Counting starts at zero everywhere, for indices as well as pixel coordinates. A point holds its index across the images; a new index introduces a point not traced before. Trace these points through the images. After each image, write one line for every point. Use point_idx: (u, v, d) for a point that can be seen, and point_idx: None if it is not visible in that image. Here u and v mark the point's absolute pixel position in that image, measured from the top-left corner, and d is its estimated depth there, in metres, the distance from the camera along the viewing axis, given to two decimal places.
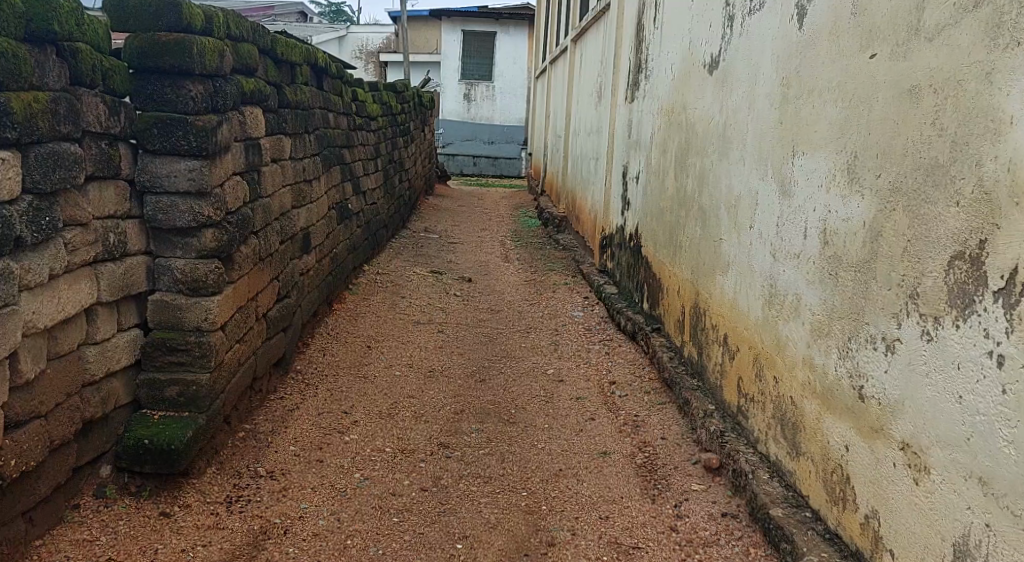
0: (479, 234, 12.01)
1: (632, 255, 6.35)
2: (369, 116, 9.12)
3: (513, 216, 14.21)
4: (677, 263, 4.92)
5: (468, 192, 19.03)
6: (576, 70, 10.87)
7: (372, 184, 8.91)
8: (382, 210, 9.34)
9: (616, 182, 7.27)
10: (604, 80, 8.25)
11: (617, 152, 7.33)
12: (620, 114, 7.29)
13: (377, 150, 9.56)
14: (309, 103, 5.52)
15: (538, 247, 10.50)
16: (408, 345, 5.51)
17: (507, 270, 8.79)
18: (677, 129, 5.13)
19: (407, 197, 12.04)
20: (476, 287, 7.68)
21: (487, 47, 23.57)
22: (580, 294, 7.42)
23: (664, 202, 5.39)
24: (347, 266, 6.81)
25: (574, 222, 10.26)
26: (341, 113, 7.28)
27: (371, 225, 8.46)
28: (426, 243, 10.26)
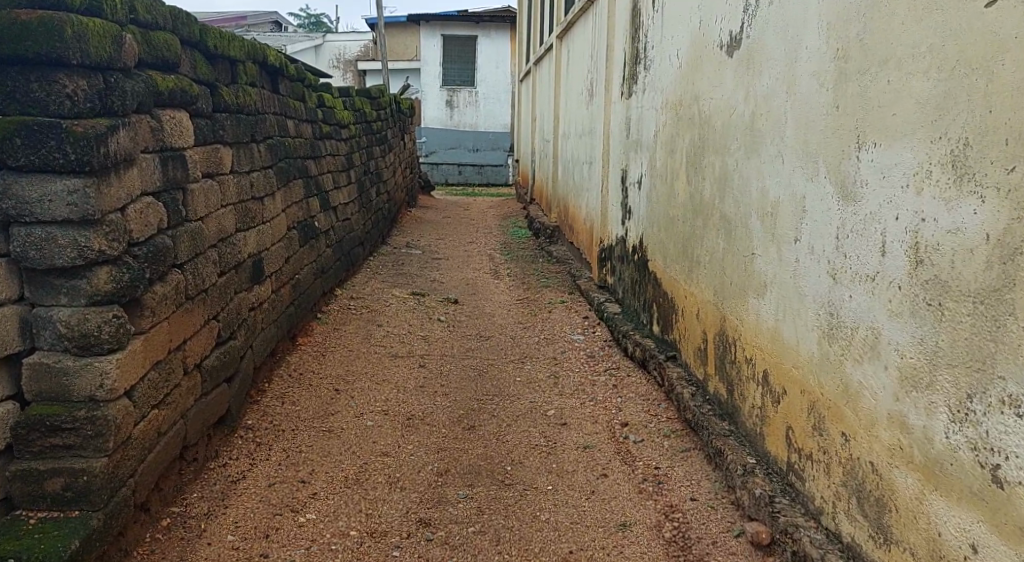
0: (466, 247, 11.27)
1: (637, 271, 5.61)
2: (339, 125, 8.39)
3: (502, 227, 13.48)
4: (696, 282, 4.17)
5: (455, 203, 18.29)
6: (563, 68, 10.14)
7: (346, 200, 8.17)
8: (358, 227, 8.59)
9: (615, 189, 6.53)
10: (596, 77, 7.52)
11: (614, 156, 6.59)
12: (617, 113, 6.55)
13: (350, 162, 8.83)
14: (258, 108, 4.78)
15: (529, 260, 9.77)
16: (384, 387, 4.74)
17: (497, 287, 8.04)
18: (688, 125, 4.40)
19: (387, 211, 11.29)
20: (463, 309, 6.94)
21: (468, 52, 22.92)
22: (578, 314, 6.68)
23: (675, 210, 4.64)
24: (316, 293, 6.06)
25: (568, 231, 9.52)
26: (303, 122, 6.54)
27: (345, 244, 7.71)
28: (409, 260, 9.51)
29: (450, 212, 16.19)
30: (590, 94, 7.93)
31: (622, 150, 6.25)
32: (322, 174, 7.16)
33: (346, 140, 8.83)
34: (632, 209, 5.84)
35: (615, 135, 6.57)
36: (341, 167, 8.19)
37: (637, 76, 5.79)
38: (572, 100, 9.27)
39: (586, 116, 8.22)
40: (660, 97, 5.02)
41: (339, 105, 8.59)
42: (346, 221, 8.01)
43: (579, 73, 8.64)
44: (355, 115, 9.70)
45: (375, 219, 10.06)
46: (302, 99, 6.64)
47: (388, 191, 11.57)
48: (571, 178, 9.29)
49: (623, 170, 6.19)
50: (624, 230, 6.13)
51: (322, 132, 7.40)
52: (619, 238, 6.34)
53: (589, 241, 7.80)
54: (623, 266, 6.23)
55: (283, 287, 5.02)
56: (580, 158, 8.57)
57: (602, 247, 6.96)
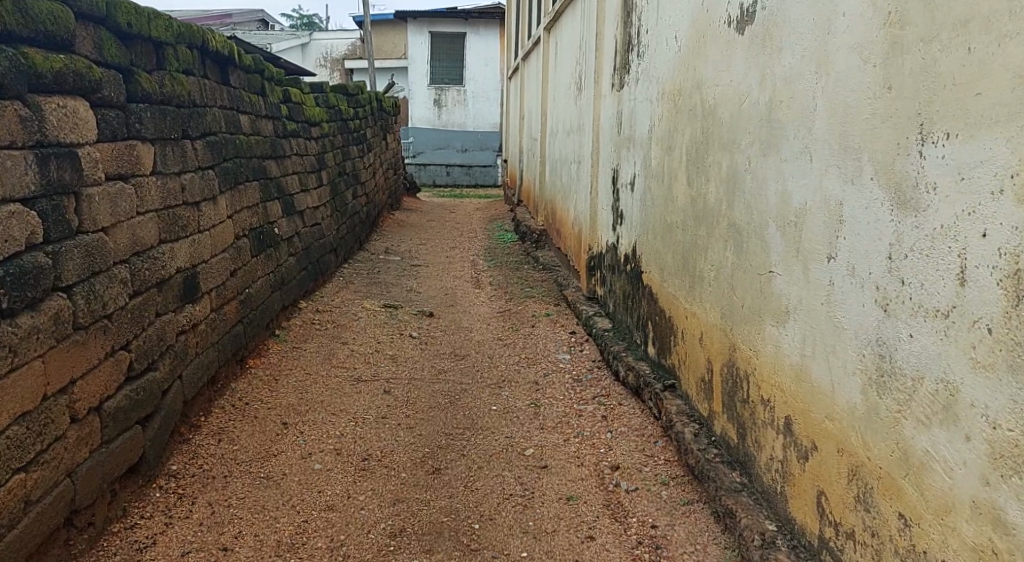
0: (449, 253, 10.66)
1: (630, 283, 5.01)
2: (307, 122, 7.78)
3: (488, 230, 12.89)
4: (698, 300, 3.58)
5: (441, 205, 17.68)
6: (551, 62, 9.54)
7: (314, 202, 7.56)
8: (328, 231, 7.98)
9: (606, 191, 5.94)
10: (585, 69, 6.93)
11: (605, 154, 6.00)
12: (607, 108, 5.96)
13: (320, 162, 8.22)
14: (196, 99, 4.17)
15: (514, 267, 9.19)
16: (340, 418, 4.13)
17: (478, 298, 7.45)
18: (688, 117, 3.81)
19: (365, 214, 10.68)
20: (438, 323, 6.34)
21: (457, 50, 22.33)
22: (565, 329, 6.08)
23: (673, 215, 4.05)
24: (273, 307, 5.46)
25: (555, 237, 8.93)
26: (259, 117, 5.93)
27: (312, 252, 7.10)
28: (385, 268, 8.90)
29: (435, 214, 15.58)
30: (579, 88, 7.32)
31: (613, 148, 5.65)
32: (284, 175, 6.55)
33: (316, 138, 8.21)
34: (625, 213, 5.23)
35: (605, 131, 5.97)
36: (309, 167, 7.58)
37: (630, 65, 5.19)
38: (560, 95, 8.66)
39: (574, 113, 7.62)
40: (656, 87, 4.43)
41: (307, 99, 7.96)
42: (314, 226, 7.40)
43: (568, 66, 8.03)
44: (327, 111, 9.08)
45: (350, 222, 9.45)
46: (259, 91, 6.02)
47: (367, 192, 10.96)
48: (558, 179, 8.69)
49: (614, 169, 5.59)
50: (615, 236, 5.52)
51: (286, 128, 6.79)
52: (610, 245, 5.74)
53: (577, 248, 7.20)
54: (613, 276, 5.63)
55: (229, 303, 4.41)
56: (568, 158, 7.98)
57: (591, 255, 6.36)
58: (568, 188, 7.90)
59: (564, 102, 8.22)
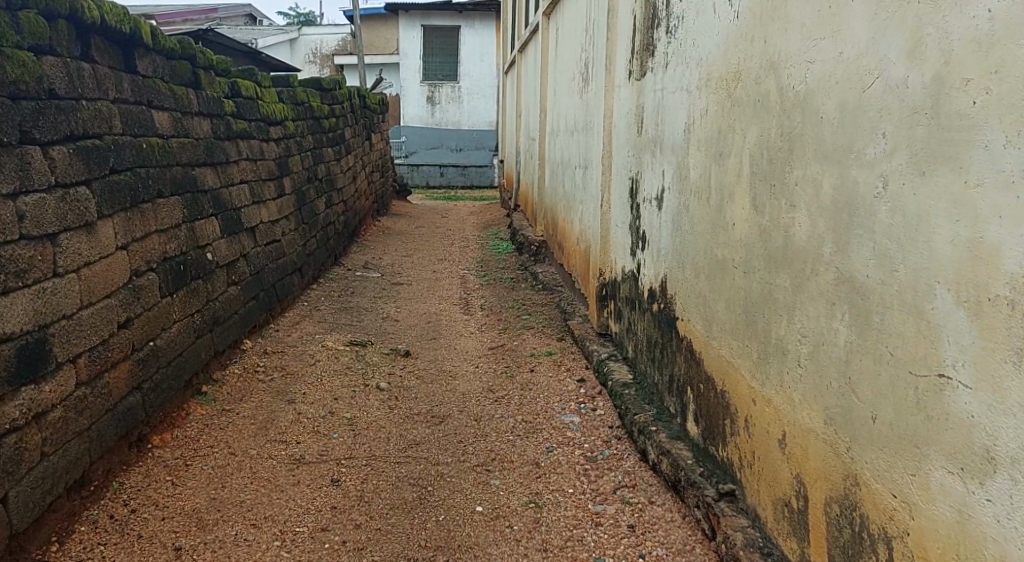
0: (436, 267, 9.49)
1: (659, 328, 3.84)
2: (262, 121, 6.60)
3: (482, 239, 11.74)
4: (778, 383, 2.40)
5: (432, 208, 16.50)
6: (551, 51, 8.36)
7: (269, 215, 6.37)
8: (289, 249, 6.80)
9: (622, 204, 4.75)
10: (593, 56, 5.74)
11: (620, 158, 4.83)
12: (622, 101, 4.78)
13: (281, 167, 7.04)
14: (57, 86, 3.00)
15: (510, 285, 8.02)
16: (263, 536, 2.97)
17: (465, 327, 6.28)
18: (753, 110, 2.63)
19: (343, 224, 9.50)
20: (415, 366, 5.15)
21: (451, 44, 21.15)
22: (571, 376, 4.91)
23: (725, 248, 2.88)
24: (201, 356, 4.29)
25: (557, 251, 7.76)
26: (186, 114, 4.76)
27: (265, 277, 5.92)
28: (360, 289, 7.72)
29: (425, 219, 14.40)
30: (585, 79, 6.14)
31: (632, 150, 4.46)
32: (226, 185, 5.38)
33: (276, 140, 7.04)
34: (650, 235, 4.06)
35: (620, 130, 4.79)
36: (263, 174, 6.39)
37: (655, 43, 4.01)
38: (562, 88, 7.48)
39: (579, 108, 6.43)
40: (697, 69, 3.25)
41: (263, 92, 6.78)
42: (269, 245, 6.21)
43: (572, 54, 6.85)
44: (292, 108, 7.91)
45: (322, 234, 8.26)
46: (187, 81, 4.85)
47: (344, 199, 9.79)
48: (561, 184, 7.52)
49: (634, 177, 4.41)
50: (637, 263, 4.35)
51: (229, 127, 5.63)
52: (628, 273, 4.57)
53: (585, 269, 6.03)
54: (634, 314, 4.44)
55: (116, 368, 3.24)
56: (572, 162, 6.80)
57: (602, 282, 5.18)
58: (572, 197, 6.73)
59: (568, 95, 7.04)
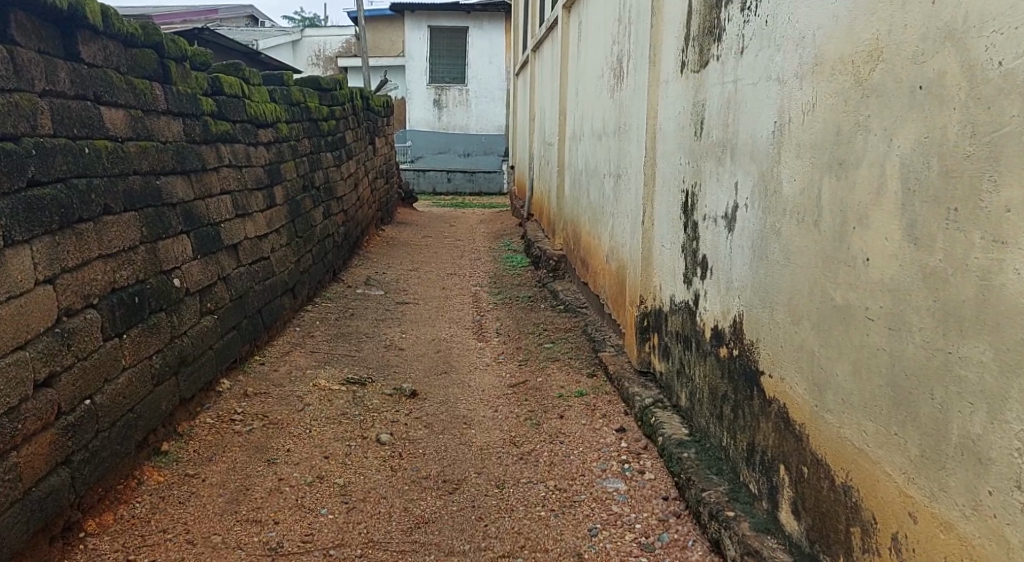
0: (444, 282, 8.70)
1: (730, 380, 3.04)
2: (248, 123, 5.84)
3: (493, 249, 10.99)
4: (973, 505, 1.62)
5: (439, 216, 15.74)
6: (572, 47, 7.60)
7: (255, 229, 5.59)
8: (279, 267, 6.01)
9: (671, 220, 3.98)
10: (629, 48, 4.97)
11: (668, 167, 4.05)
12: (672, 99, 4.00)
13: (271, 175, 6.28)
14: None
15: (527, 304, 7.26)
16: None
17: (478, 359, 5.48)
18: (913, 102, 1.85)
19: (343, 236, 8.75)
20: (421, 411, 4.35)
21: (458, 46, 20.41)
22: (608, 424, 4.12)
23: (853, 291, 2.10)
24: (160, 407, 3.51)
25: (580, 268, 6.99)
26: (149, 113, 4.00)
27: (249, 301, 5.14)
28: (361, 310, 6.94)
29: (432, 229, 13.63)
30: (618, 75, 5.37)
31: (688, 155, 3.69)
32: (202, 196, 4.61)
33: (265, 145, 6.27)
34: (716, 261, 3.27)
35: (669, 133, 4.01)
36: (248, 182, 5.62)
37: (722, 24, 3.22)
38: (586, 87, 6.72)
39: (610, 109, 5.67)
40: (800, 50, 2.47)
41: (249, 90, 6.02)
42: (254, 264, 5.43)
43: (600, 49, 6.08)
44: (286, 108, 7.15)
45: (319, 249, 7.48)
46: (152, 73, 4.09)
47: (345, 209, 9.02)
48: (584, 194, 6.76)
49: (691, 188, 3.63)
50: (695, 293, 3.56)
51: (207, 129, 4.87)
52: (681, 303, 3.79)
53: (618, 291, 5.26)
54: (690, 354, 3.65)
55: (33, 442, 2.51)
56: (600, 169, 6.04)
57: (643, 310, 4.40)
58: (600, 209, 5.97)
59: (594, 96, 6.30)
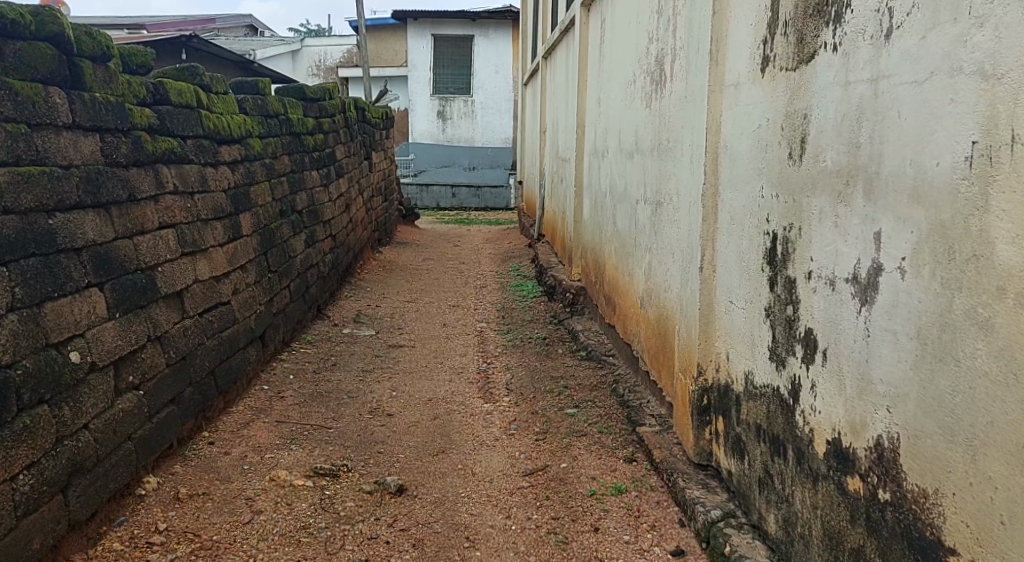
0: (445, 317, 7.65)
1: (875, 538, 1.98)
2: (205, 138, 4.81)
3: (500, 275, 9.96)
4: None
5: (442, 235, 14.71)
6: (594, 49, 6.57)
7: (209, 269, 4.55)
8: (243, 312, 4.97)
9: (747, 271, 2.93)
10: (674, 45, 3.93)
11: (739, 199, 3.02)
12: (746, 107, 2.97)
13: (236, 201, 5.25)
14: None
15: (542, 348, 6.20)
16: None
17: (485, 430, 4.42)
18: None
19: (331, 265, 7.72)
20: (410, 520, 3.29)
21: (463, 55, 19.41)
22: (659, 546, 3.07)
23: None
24: (22, 549, 2.50)
25: (605, 308, 5.93)
26: (43, 126, 2.96)
27: (196, 362, 4.10)
28: (345, 358, 5.88)
29: (434, 249, 12.59)
30: (657, 80, 4.34)
31: (777, 185, 2.64)
32: (127, 234, 3.59)
33: (229, 165, 5.24)
34: (838, 343, 2.20)
35: (743, 153, 2.96)
36: (202, 210, 4.59)
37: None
38: (612, 95, 5.70)
39: (645, 121, 4.63)
40: None
41: (207, 98, 5.00)
42: (206, 312, 4.38)
43: (631, 48, 5.05)
44: (259, 121, 6.12)
45: (299, 283, 6.43)
46: (51, 74, 3.05)
47: (333, 234, 7.98)
48: (610, 220, 5.72)
49: (784, 232, 2.58)
50: (790, 380, 2.51)
51: (140, 147, 3.84)
52: (764, 388, 2.73)
53: (661, 347, 4.22)
54: (781, 464, 2.58)
55: None
56: (632, 192, 5.00)
57: (701, 384, 3.34)
58: (633, 241, 4.94)
59: (624, 106, 5.27)
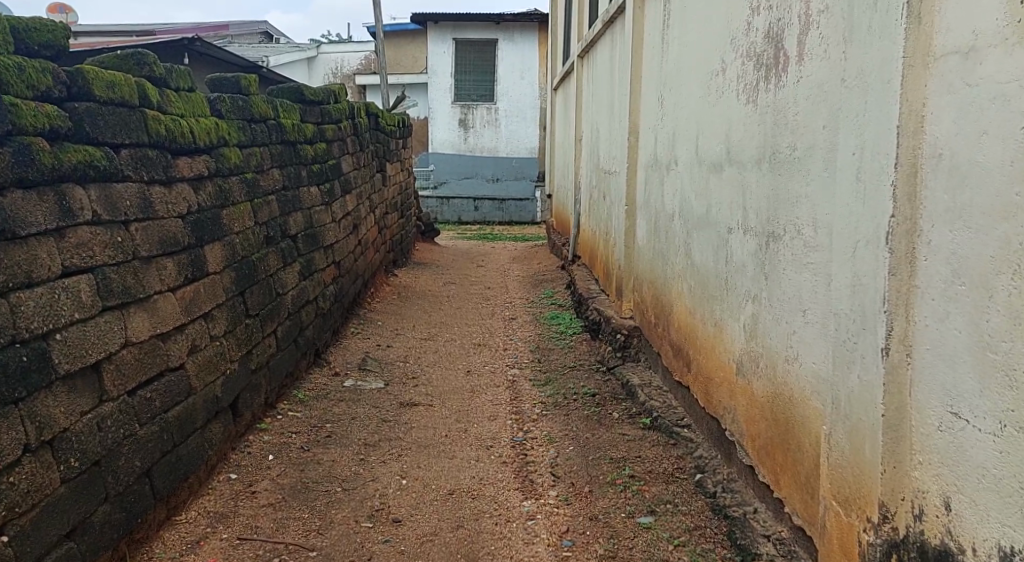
0: (468, 361, 6.44)
1: None
2: (154, 149, 3.63)
3: (530, 303, 8.75)
4: None
5: (464, 253, 13.52)
6: (655, 36, 5.34)
7: (151, 324, 3.36)
8: (205, 378, 3.77)
9: (1009, 374, 1.71)
10: (810, 7, 2.71)
11: (983, 243, 1.78)
12: (994, 86, 1.75)
13: (201, 229, 4.05)
14: None
15: (591, 410, 4.97)
16: None
17: (527, 552, 3.22)
18: None
19: (335, 299, 6.54)
20: None
21: (486, 59, 18.21)
22: None
23: None
24: None
25: (674, 361, 4.71)
26: None
27: (121, 463, 2.91)
28: (344, 426, 4.66)
29: (455, 271, 11.38)
30: (772, 63, 3.11)
31: None
32: None
33: (192, 183, 4.05)
34: None
35: (994, 166, 1.75)
36: (143, 246, 3.39)
37: None
38: (688, 91, 4.47)
39: (745, 122, 3.40)
40: None
41: (157, 94, 3.80)
42: (144, 387, 3.19)
43: (720, 27, 3.82)
44: (240, 127, 4.93)
45: (290, 327, 5.24)
46: None
47: (338, 260, 6.79)
48: (684, 249, 4.50)
49: None
50: None
51: (29, 159, 2.65)
52: None
53: (778, 439, 2.96)
54: None
55: None
56: (721, 218, 3.76)
57: (887, 536, 2.10)
58: (726, 282, 3.70)
59: (706, 103, 4.04)
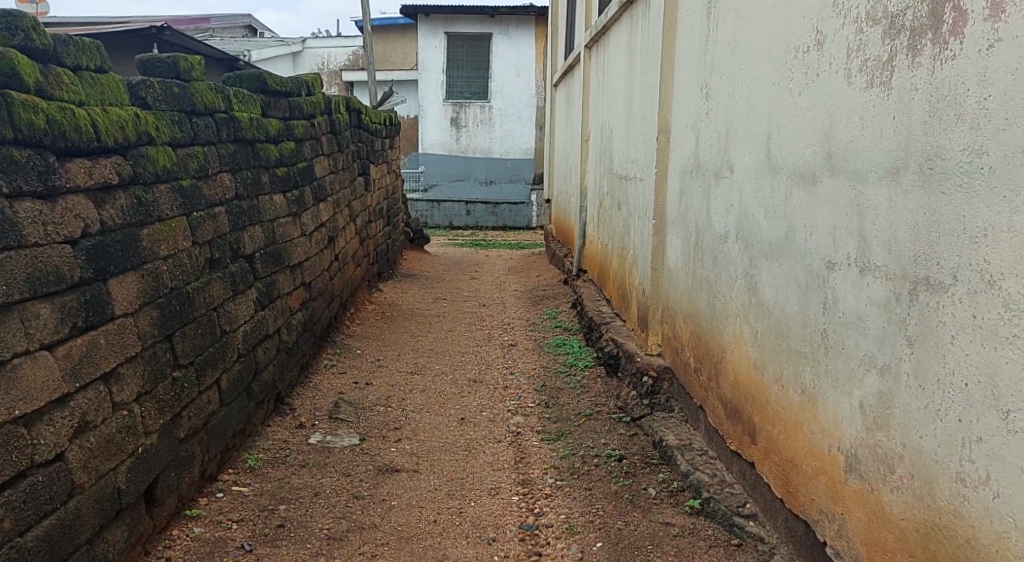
0: (464, 403, 5.41)
1: None
2: (25, 147, 2.59)
3: (533, 325, 7.73)
4: None
5: (457, 262, 12.49)
6: (699, 12, 4.31)
7: (3, 404, 2.32)
8: (100, 466, 2.72)
9: None
10: None
11: None
12: None
13: (106, 258, 2.99)
14: None
15: (620, 482, 3.95)
16: None
17: None
18: None
19: (304, 329, 5.50)
20: None
21: (480, 55, 17.17)
22: None
23: None
24: None
25: (729, 422, 3.70)
26: None
27: None
28: (303, 506, 3.61)
29: (446, 283, 10.33)
30: (918, 28, 2.13)
31: None
32: None
33: (92, 194, 2.98)
34: None
35: None
36: None
37: None
38: (750, 78, 3.48)
39: (860, 116, 2.42)
40: None
41: (36, 71, 2.73)
42: None
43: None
44: (175, 120, 3.87)
45: (242, 372, 4.18)
46: None
47: (309, 281, 5.74)
48: (747, 280, 3.51)
49: None
50: None
51: None
52: None
53: None
54: None
55: None
56: (815, 246, 2.76)
57: None
58: (819, 337, 2.72)
59: (784, 92, 3.06)
